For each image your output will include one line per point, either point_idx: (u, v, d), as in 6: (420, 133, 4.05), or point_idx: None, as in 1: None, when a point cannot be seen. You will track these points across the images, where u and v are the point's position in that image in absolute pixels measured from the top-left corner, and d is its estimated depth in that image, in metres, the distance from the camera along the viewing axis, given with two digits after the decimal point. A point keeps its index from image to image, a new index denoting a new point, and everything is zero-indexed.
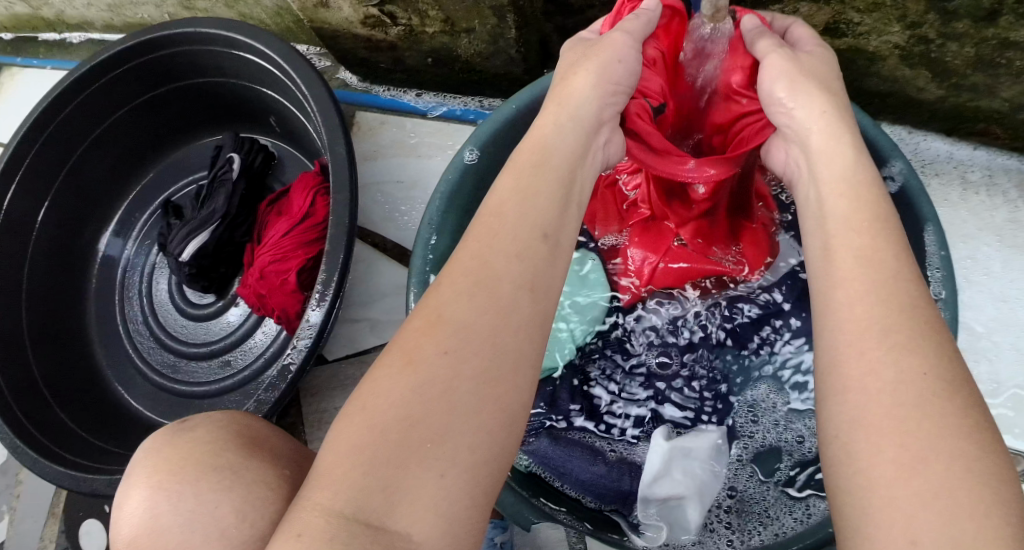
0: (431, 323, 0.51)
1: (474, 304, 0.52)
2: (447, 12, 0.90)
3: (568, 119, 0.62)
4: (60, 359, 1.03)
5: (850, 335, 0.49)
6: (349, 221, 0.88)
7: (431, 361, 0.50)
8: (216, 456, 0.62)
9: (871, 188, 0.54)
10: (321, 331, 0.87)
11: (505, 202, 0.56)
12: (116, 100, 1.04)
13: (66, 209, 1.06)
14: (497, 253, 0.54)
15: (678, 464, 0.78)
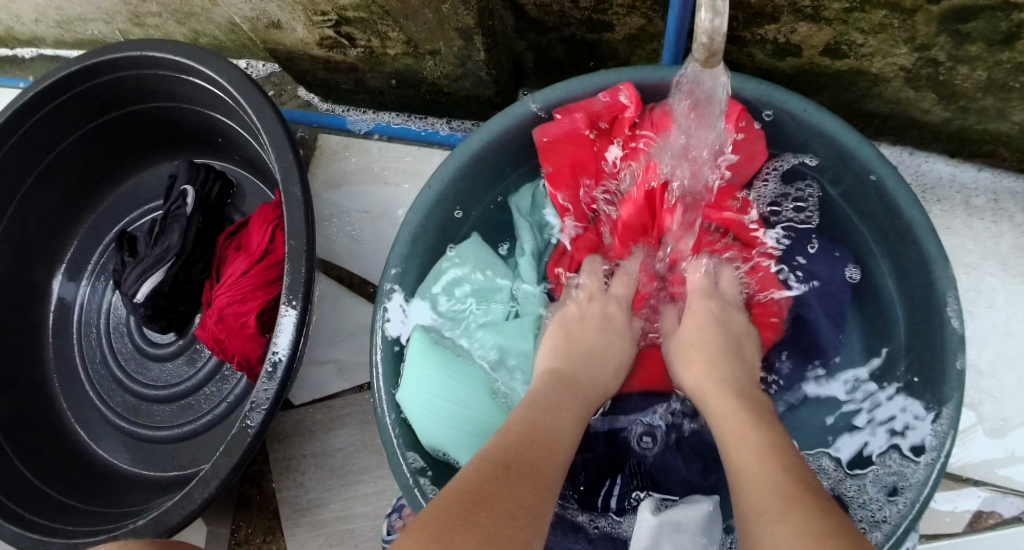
0: (492, 474, 0.57)
1: (528, 481, 0.58)
2: (410, 34, 0.82)
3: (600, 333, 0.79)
4: (16, 404, 0.98)
5: (756, 514, 0.54)
6: (308, 266, 0.81)
7: (493, 519, 0.54)
8: None
9: (754, 419, 0.63)
10: (282, 383, 0.81)
11: (551, 410, 0.67)
12: (62, 128, 0.97)
13: (18, 246, 1.00)
14: (541, 456, 0.61)
15: (667, 538, 0.72)
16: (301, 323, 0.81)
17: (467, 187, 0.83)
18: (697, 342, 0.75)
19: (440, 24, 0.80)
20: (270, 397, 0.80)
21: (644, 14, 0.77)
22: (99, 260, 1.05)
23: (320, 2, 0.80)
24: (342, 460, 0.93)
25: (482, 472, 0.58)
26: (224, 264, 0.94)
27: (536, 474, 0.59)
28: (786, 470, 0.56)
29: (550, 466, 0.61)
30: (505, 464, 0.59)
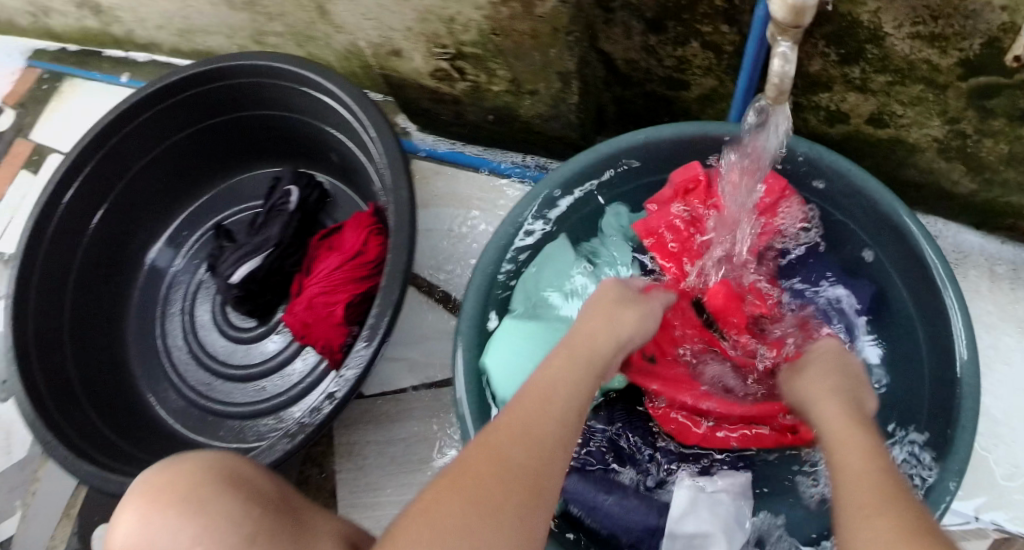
0: (491, 458, 0.61)
1: (525, 451, 0.62)
2: (515, 73, 0.95)
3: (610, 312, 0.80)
4: (94, 364, 1.05)
5: (858, 507, 0.59)
6: (405, 269, 0.91)
7: (508, 516, 0.58)
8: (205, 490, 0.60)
9: (859, 430, 0.69)
10: (367, 366, 0.89)
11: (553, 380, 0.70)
12: (179, 123, 1.08)
13: (118, 221, 1.09)
14: (548, 440, 0.64)
15: (703, 502, 0.87)
16: (391, 316, 0.90)
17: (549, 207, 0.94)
18: (829, 370, 0.80)
19: (545, 66, 0.93)
20: (358, 373, 0.89)
21: (717, 76, 0.91)
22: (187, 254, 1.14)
23: (443, 36, 0.93)
24: (403, 449, 1.00)
25: (483, 451, 0.62)
26: (317, 260, 1.04)
27: (537, 457, 0.62)
28: (886, 475, 0.62)
29: (564, 447, 0.64)
30: (515, 459, 0.61)
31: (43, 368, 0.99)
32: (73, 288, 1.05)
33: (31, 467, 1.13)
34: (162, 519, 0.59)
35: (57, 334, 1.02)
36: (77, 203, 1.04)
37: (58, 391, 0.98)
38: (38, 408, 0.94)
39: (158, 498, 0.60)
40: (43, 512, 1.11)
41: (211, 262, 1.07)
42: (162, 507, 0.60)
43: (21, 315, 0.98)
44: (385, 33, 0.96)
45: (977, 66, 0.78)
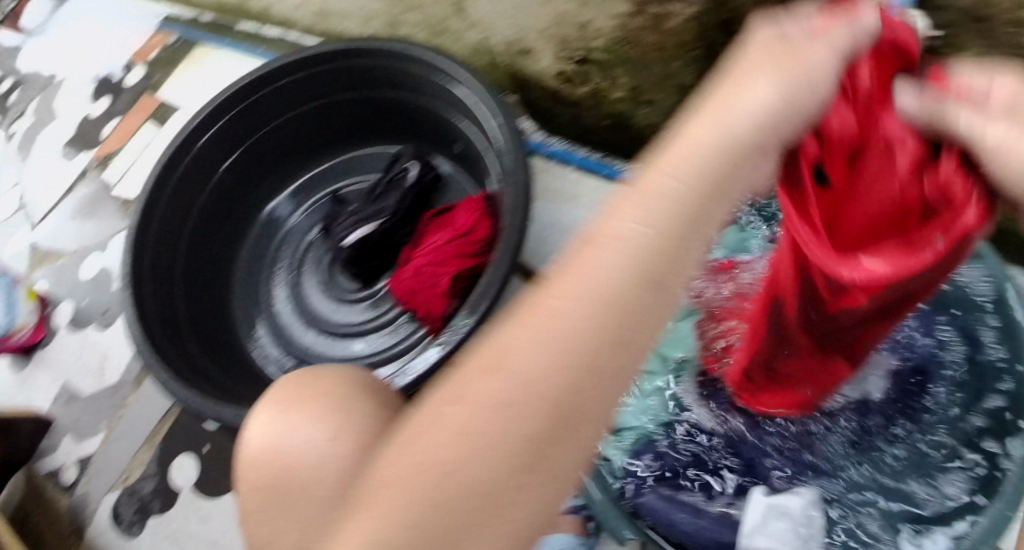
0: (493, 363, 0.55)
1: (542, 359, 0.54)
2: (637, 83, 1.13)
3: (700, 155, 0.55)
4: (204, 298, 1.20)
5: None
6: (514, 255, 0.99)
7: (560, 334, 0.54)
8: (336, 396, 0.73)
9: None
10: (468, 335, 0.97)
11: (618, 235, 0.54)
12: (310, 93, 1.22)
13: (246, 168, 1.26)
14: (646, 198, 0.55)
15: (774, 517, 0.90)
16: (496, 292, 0.99)
17: None
18: None
19: (666, 78, 1.10)
20: (466, 331, 0.96)
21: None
22: (302, 216, 1.29)
23: (574, 41, 1.12)
24: None
25: (495, 351, 0.56)
26: (426, 234, 1.14)
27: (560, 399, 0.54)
28: None
29: (648, 223, 0.54)
30: (543, 401, 0.54)
31: (159, 304, 1.10)
32: (192, 226, 1.20)
33: (123, 393, 1.21)
34: (282, 400, 0.74)
35: (171, 270, 1.16)
36: (209, 147, 1.19)
37: (165, 321, 1.09)
38: (150, 336, 1.04)
39: (276, 390, 0.75)
40: (125, 435, 1.18)
41: (326, 221, 1.21)
42: (283, 393, 0.75)
43: (146, 221, 1.12)
44: (520, 32, 1.16)
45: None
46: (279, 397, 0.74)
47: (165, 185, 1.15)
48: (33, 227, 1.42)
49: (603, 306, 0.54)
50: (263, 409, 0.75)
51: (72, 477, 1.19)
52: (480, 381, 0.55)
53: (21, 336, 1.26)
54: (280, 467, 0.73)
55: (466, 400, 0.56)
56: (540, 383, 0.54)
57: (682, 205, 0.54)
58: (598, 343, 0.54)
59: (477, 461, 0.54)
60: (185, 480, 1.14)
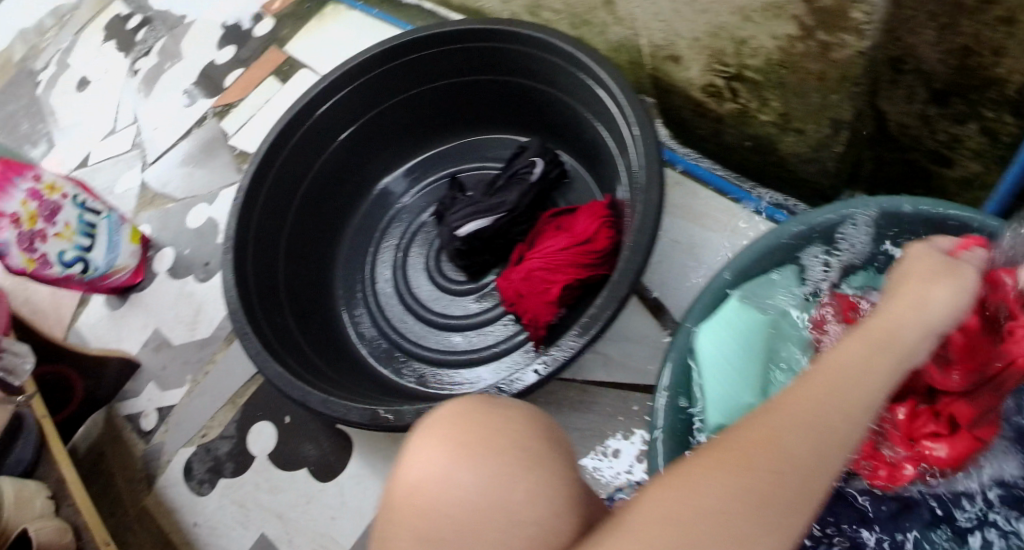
0: (760, 433, 0.58)
1: (804, 435, 0.58)
2: (788, 109, 1.07)
3: (920, 313, 0.65)
4: (305, 266, 1.19)
5: None
6: (635, 277, 0.95)
7: (802, 411, 0.59)
8: (529, 445, 0.65)
9: None
10: (575, 354, 0.94)
11: (845, 362, 0.62)
12: (442, 72, 1.19)
13: (363, 139, 1.23)
14: (878, 330, 0.64)
15: None
16: (611, 313, 0.94)
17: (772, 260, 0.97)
18: None
19: (820, 110, 1.04)
20: (565, 358, 0.94)
21: (985, 163, 0.97)
22: (415, 195, 1.27)
23: (729, 55, 1.07)
24: (576, 438, 1.08)
25: (758, 425, 0.59)
26: (543, 235, 1.10)
27: (807, 471, 0.57)
28: None
29: (883, 345, 0.63)
30: (797, 470, 0.56)
31: (261, 267, 1.09)
32: (304, 192, 1.18)
33: (213, 348, 1.21)
34: (448, 442, 0.64)
35: (278, 234, 1.14)
36: (332, 112, 1.17)
37: (263, 289, 1.08)
38: (247, 303, 1.03)
39: (434, 432, 0.65)
40: (210, 391, 1.18)
41: (440, 208, 1.18)
42: (444, 434, 0.65)
43: (258, 182, 1.11)
44: (669, 38, 1.12)
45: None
46: (445, 439, 0.65)
47: (280, 149, 1.13)
48: (146, 167, 1.43)
49: (853, 401, 0.60)
50: (426, 451, 0.64)
51: (150, 424, 1.19)
52: (754, 450, 0.57)
53: (119, 277, 1.26)
54: (440, 501, 0.62)
55: (727, 463, 0.57)
56: (804, 460, 0.57)
57: (902, 346, 0.63)
58: (848, 433, 0.59)
59: (726, 518, 0.55)
60: (262, 447, 1.12)
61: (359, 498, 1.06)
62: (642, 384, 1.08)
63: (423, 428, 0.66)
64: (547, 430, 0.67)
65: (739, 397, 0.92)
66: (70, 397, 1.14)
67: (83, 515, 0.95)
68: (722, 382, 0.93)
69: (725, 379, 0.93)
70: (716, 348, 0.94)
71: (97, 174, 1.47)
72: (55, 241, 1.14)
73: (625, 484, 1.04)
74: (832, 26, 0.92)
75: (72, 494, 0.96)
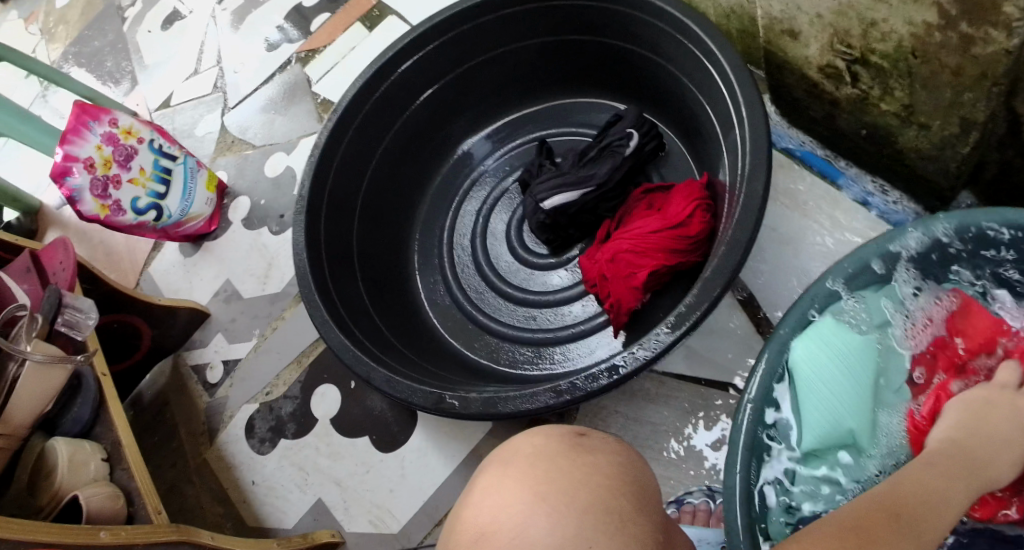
0: (888, 524, 0.57)
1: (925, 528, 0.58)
2: (914, 102, 0.96)
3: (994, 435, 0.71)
4: (380, 228, 1.14)
5: None
6: (730, 274, 0.87)
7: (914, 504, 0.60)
8: (612, 497, 0.54)
9: None
10: (666, 350, 0.87)
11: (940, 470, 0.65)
12: (535, 30, 1.12)
13: (445, 98, 1.17)
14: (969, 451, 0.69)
15: None
16: (707, 308, 0.87)
17: (888, 268, 0.86)
18: None
19: (951, 106, 0.93)
20: (650, 355, 0.87)
21: None
22: (499, 159, 1.21)
23: (854, 36, 0.96)
24: (648, 433, 1.01)
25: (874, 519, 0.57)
26: (635, 212, 1.03)
27: None
28: None
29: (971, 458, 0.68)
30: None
31: (336, 227, 1.06)
32: (384, 150, 1.14)
33: (281, 304, 1.18)
34: (522, 483, 0.55)
35: (355, 193, 1.10)
36: (417, 68, 1.11)
37: (337, 250, 1.05)
38: (317, 269, 1.00)
39: (510, 471, 0.56)
40: (275, 347, 1.16)
41: (525, 175, 1.11)
42: (520, 474, 0.56)
43: (337, 138, 1.06)
44: (788, 11, 1.02)
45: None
46: (525, 482, 0.55)
47: (364, 103, 1.09)
48: (225, 111, 1.40)
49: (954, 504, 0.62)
50: (497, 489, 0.55)
51: (216, 377, 1.18)
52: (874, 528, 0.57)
53: (193, 225, 1.24)
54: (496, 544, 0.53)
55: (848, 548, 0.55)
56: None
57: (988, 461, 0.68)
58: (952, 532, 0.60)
59: None
60: (325, 411, 1.09)
61: (418, 474, 1.02)
62: (726, 383, 1.01)
63: (499, 464, 0.57)
64: (636, 484, 0.56)
65: (837, 420, 0.86)
66: (137, 345, 1.14)
67: (135, 480, 0.95)
68: (818, 404, 0.86)
69: (822, 401, 0.85)
70: (813, 364, 0.85)
71: (177, 115, 1.45)
72: (129, 187, 1.12)
73: (695, 488, 0.96)
74: (980, 18, 0.81)
75: (127, 459, 0.97)
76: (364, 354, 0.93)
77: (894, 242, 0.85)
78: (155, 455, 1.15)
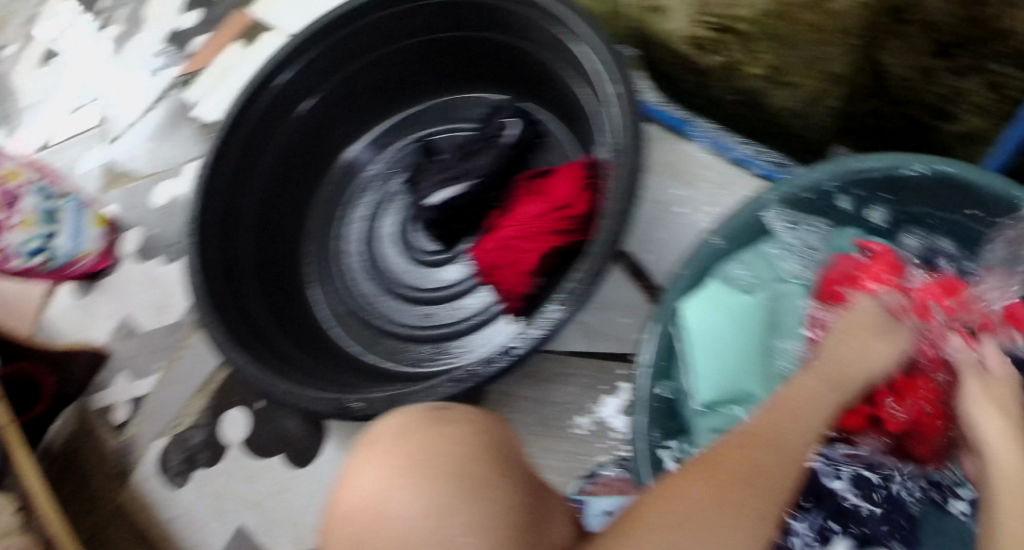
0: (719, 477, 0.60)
1: (765, 470, 0.61)
2: (782, 62, 0.98)
3: (859, 362, 0.78)
4: (271, 245, 1.12)
5: None
6: (614, 246, 0.88)
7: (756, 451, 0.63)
8: (472, 465, 0.55)
9: None
10: (557, 327, 0.88)
11: (793, 403, 0.70)
12: (409, 32, 1.11)
13: (330, 108, 1.15)
14: (832, 367, 0.76)
15: None
16: (591, 285, 0.88)
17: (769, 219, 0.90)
18: None
19: (813, 63, 0.96)
20: (541, 335, 0.88)
21: (995, 118, 0.89)
22: (385, 162, 1.20)
23: None
24: (556, 414, 1.03)
25: (700, 473, 0.60)
26: (519, 199, 1.04)
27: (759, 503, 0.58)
28: None
29: (832, 383, 0.75)
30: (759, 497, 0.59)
31: (224, 246, 1.04)
32: (268, 168, 1.11)
33: (181, 334, 1.16)
34: (387, 460, 0.55)
35: (243, 213, 1.08)
36: (293, 82, 1.09)
37: (230, 271, 1.03)
38: (212, 290, 0.98)
39: (376, 449, 0.56)
40: (180, 378, 1.13)
41: (412, 174, 1.11)
42: (386, 451, 0.56)
43: (220, 157, 1.04)
44: None
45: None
46: (388, 461, 0.55)
47: (242, 121, 1.06)
48: (109, 144, 1.37)
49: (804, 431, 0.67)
50: (364, 470, 0.56)
51: (122, 416, 1.15)
52: (729, 457, 0.62)
53: (84, 264, 1.20)
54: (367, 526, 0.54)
55: (694, 497, 0.58)
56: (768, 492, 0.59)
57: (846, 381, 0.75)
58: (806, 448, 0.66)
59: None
60: (236, 434, 1.08)
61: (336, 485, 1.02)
62: (625, 355, 1.03)
63: (367, 445, 0.58)
64: (497, 448, 0.57)
65: (733, 373, 0.89)
66: (39, 395, 1.13)
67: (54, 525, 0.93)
68: (711, 356, 0.89)
69: (715, 353, 0.89)
70: (705, 321, 0.89)
71: (60, 153, 1.41)
72: (19, 231, 1.13)
73: (607, 461, 0.99)
74: None
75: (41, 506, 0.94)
76: (268, 371, 0.92)
77: (772, 196, 0.86)
78: (71, 502, 1.13)
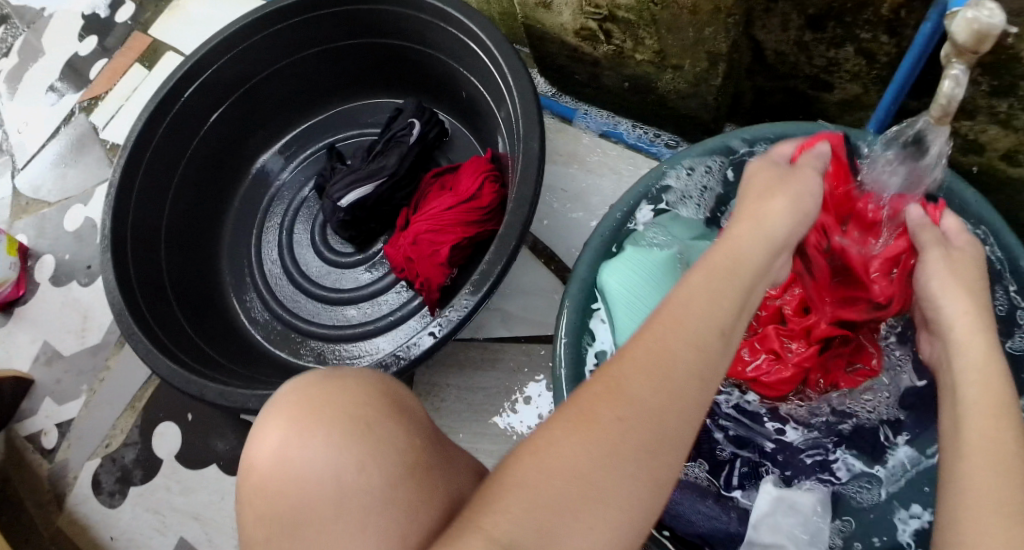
0: (611, 389, 0.53)
1: (652, 384, 0.53)
2: (663, 46, 1.00)
3: (765, 234, 0.62)
4: (188, 258, 1.13)
5: None
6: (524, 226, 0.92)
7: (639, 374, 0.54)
8: (360, 409, 0.59)
9: None
10: (473, 311, 0.91)
11: (682, 311, 0.56)
12: (309, 41, 1.14)
13: (236, 118, 1.17)
14: (727, 254, 0.60)
15: (780, 513, 0.82)
16: (502, 267, 0.91)
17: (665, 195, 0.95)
18: None
19: (696, 43, 0.97)
20: (461, 317, 0.91)
21: (864, 84, 0.93)
22: (294, 170, 1.22)
23: None
24: (482, 398, 1.06)
25: (591, 396, 0.53)
26: (428, 196, 1.07)
27: (644, 435, 0.52)
28: None
29: (727, 271, 0.59)
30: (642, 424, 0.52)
31: (140, 260, 1.04)
32: (177, 182, 1.12)
33: (105, 354, 1.16)
34: (283, 418, 0.59)
35: (156, 228, 1.09)
36: (197, 96, 1.11)
37: (148, 285, 1.03)
38: (130, 302, 0.98)
39: (274, 407, 0.60)
40: (108, 399, 1.14)
41: (320, 181, 1.13)
42: (282, 409, 0.60)
43: (130, 173, 1.05)
44: None
45: (996, 65, 0.76)
46: (286, 418, 0.59)
47: (150, 136, 1.07)
48: (14, 174, 1.35)
49: (695, 339, 0.55)
50: (263, 427, 0.60)
51: (52, 441, 1.14)
52: (597, 407, 0.52)
53: (0, 293, 1.19)
54: (271, 478, 0.57)
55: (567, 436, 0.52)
56: (654, 415, 0.52)
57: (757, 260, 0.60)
58: (701, 363, 0.55)
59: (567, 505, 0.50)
60: (169, 449, 1.09)
61: None
62: (542, 337, 1.07)
63: (266, 407, 0.61)
64: (389, 393, 0.61)
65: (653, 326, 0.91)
66: None
67: None
68: (631, 311, 0.90)
69: (635, 307, 0.90)
70: (624, 287, 0.91)
71: None
72: None
73: None
74: None
75: None
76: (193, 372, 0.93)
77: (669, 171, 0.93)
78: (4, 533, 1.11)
